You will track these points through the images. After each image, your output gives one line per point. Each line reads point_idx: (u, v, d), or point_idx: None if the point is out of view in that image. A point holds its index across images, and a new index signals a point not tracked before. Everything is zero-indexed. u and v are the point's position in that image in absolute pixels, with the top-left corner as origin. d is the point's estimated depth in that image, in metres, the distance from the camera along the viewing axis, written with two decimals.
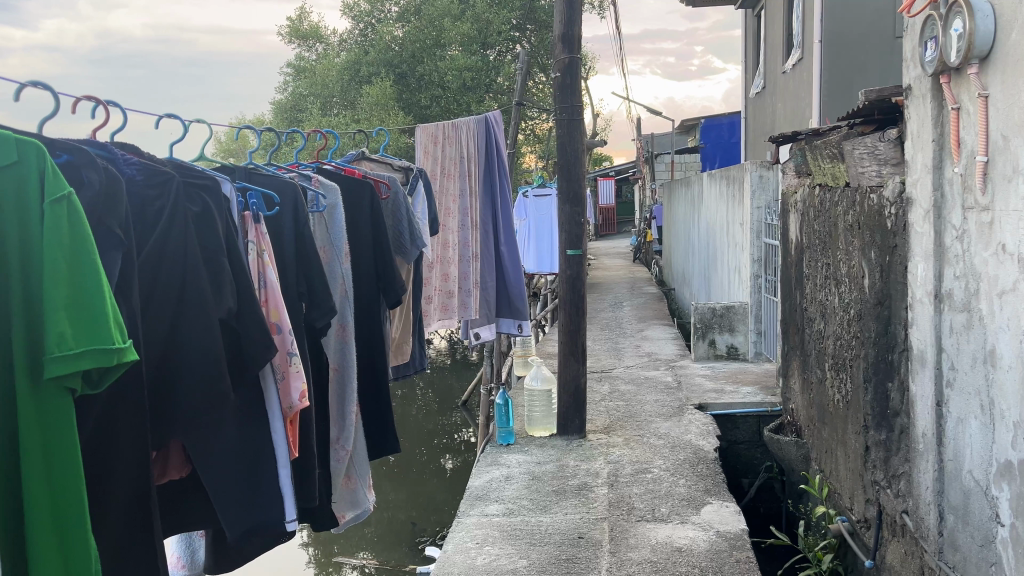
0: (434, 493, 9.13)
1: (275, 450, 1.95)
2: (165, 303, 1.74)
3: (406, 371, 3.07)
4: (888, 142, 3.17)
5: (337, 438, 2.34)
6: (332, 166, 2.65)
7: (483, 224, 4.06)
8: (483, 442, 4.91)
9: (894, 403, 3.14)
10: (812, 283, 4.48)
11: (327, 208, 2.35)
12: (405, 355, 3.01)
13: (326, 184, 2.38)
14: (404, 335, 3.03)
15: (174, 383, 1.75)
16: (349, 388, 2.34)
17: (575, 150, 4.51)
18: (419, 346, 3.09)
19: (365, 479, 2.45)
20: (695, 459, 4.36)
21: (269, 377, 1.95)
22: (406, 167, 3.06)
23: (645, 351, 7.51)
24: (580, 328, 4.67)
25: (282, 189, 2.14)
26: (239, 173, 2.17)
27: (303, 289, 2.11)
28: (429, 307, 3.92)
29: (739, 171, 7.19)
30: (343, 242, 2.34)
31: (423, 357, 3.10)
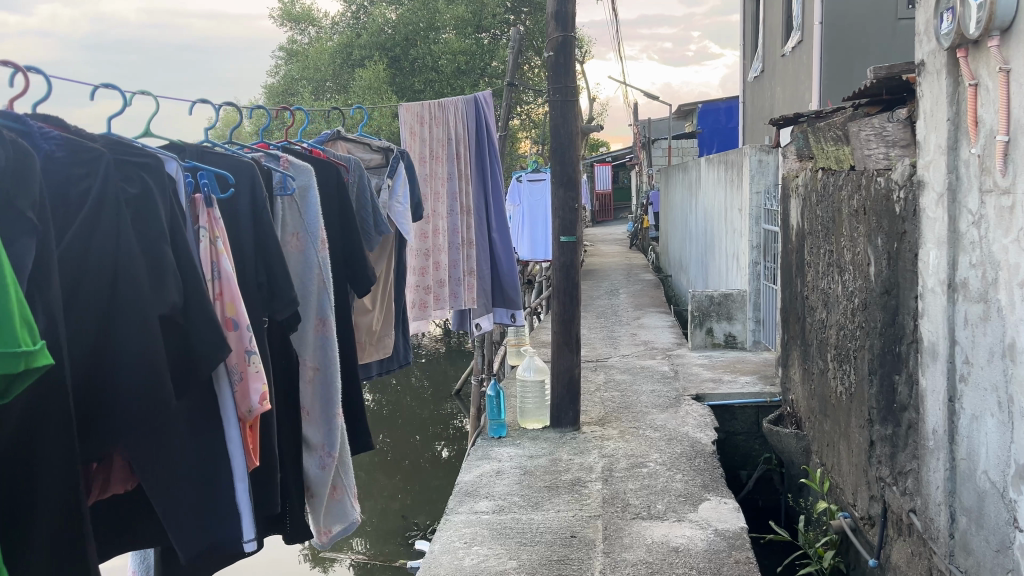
0: (428, 483, 9.00)
1: (232, 461, 1.80)
2: (96, 294, 1.58)
3: (391, 366, 2.90)
4: (896, 123, 3.01)
5: (322, 444, 2.12)
6: (298, 145, 2.44)
7: (475, 210, 3.91)
8: (473, 435, 4.76)
9: (901, 397, 2.99)
10: (813, 271, 4.33)
11: (296, 190, 2.14)
12: (389, 348, 2.83)
13: (297, 164, 2.17)
14: (385, 328, 2.83)
15: (108, 387, 1.59)
16: (334, 384, 2.15)
17: (569, 132, 4.35)
18: (403, 335, 2.95)
19: (352, 487, 2.21)
20: (694, 452, 4.22)
21: (221, 379, 1.80)
22: (385, 147, 2.90)
23: (642, 339, 7.37)
24: (574, 317, 4.52)
25: (238, 169, 1.96)
26: (190, 153, 2.01)
27: (263, 279, 1.91)
28: (426, 297, 3.72)
29: (737, 156, 7.03)
30: (318, 227, 2.11)
31: (407, 352, 2.95)
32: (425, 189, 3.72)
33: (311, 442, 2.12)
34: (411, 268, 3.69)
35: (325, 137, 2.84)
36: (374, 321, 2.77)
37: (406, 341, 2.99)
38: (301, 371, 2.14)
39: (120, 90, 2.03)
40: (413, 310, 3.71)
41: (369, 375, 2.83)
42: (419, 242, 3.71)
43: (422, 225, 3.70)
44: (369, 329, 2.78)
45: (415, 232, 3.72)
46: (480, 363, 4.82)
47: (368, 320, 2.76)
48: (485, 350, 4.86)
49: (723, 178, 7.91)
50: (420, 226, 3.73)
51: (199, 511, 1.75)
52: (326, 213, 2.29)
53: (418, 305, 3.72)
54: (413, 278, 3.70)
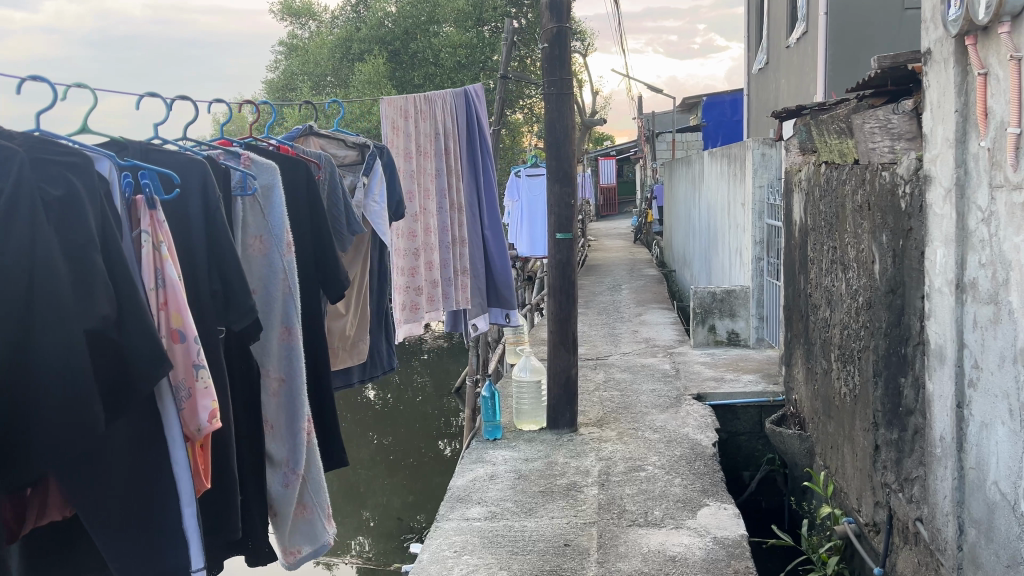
0: (429, 481, 8.91)
1: (179, 485, 1.66)
2: (11, 304, 1.42)
3: (374, 372, 2.81)
4: (901, 115, 2.89)
5: (286, 460, 2.04)
6: (266, 142, 2.32)
7: (468, 207, 3.79)
8: (468, 437, 4.66)
9: (907, 400, 2.87)
10: (816, 268, 4.21)
11: (258, 190, 2.03)
12: (364, 354, 2.72)
13: (260, 161, 2.06)
14: (360, 333, 2.73)
15: (23, 410, 1.43)
16: (301, 397, 2.04)
17: (564, 126, 4.23)
18: (387, 339, 2.87)
19: (325, 507, 2.10)
20: (693, 455, 4.10)
21: (166, 396, 1.66)
22: (361, 143, 2.79)
23: (643, 336, 7.25)
24: (571, 316, 4.41)
25: (186, 168, 1.83)
26: (131, 150, 1.86)
27: (218, 286, 1.79)
28: (418, 298, 3.57)
29: (740, 149, 6.91)
30: (283, 229, 2.01)
31: (390, 357, 2.86)
32: (414, 186, 3.56)
33: (275, 458, 2.03)
34: (400, 268, 3.53)
35: (299, 133, 2.74)
36: (347, 326, 2.67)
37: (390, 346, 2.90)
38: (265, 384, 2.04)
39: (61, 82, 1.86)
40: (404, 312, 3.55)
41: (349, 382, 2.74)
42: (408, 240, 3.55)
43: (412, 223, 3.55)
44: (343, 334, 2.67)
45: (404, 230, 3.54)
46: (475, 363, 4.71)
47: (341, 325, 2.66)
48: (480, 350, 4.75)
49: (725, 172, 7.79)
50: (408, 224, 3.56)
51: (140, 539, 1.62)
52: (295, 213, 2.19)
53: (409, 307, 3.56)
54: (402, 278, 3.53)
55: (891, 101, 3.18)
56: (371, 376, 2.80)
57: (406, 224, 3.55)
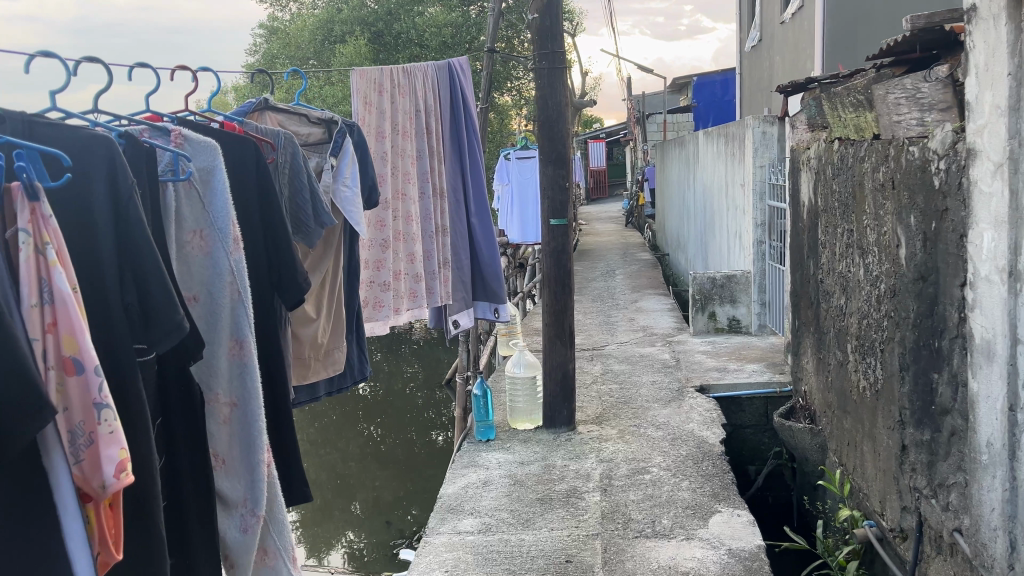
0: (421, 475, 8.65)
1: (74, 557, 1.34)
2: None
3: (344, 383, 2.55)
4: (934, 82, 2.60)
5: (243, 501, 1.77)
6: (207, 120, 2.05)
7: (451, 192, 3.50)
8: (459, 437, 4.38)
9: (941, 399, 2.60)
10: (829, 253, 3.94)
11: (195, 173, 1.71)
12: (340, 363, 2.45)
13: (194, 139, 1.74)
14: (335, 340, 2.46)
15: None
16: (257, 424, 1.76)
17: (557, 104, 3.93)
18: (357, 346, 2.59)
19: (288, 550, 1.86)
20: (701, 455, 3.83)
21: (54, 446, 1.33)
22: (327, 118, 2.51)
23: (640, 324, 6.97)
24: (567, 307, 4.12)
25: (84, 147, 1.46)
26: (12, 123, 1.48)
27: (133, 298, 1.45)
28: (383, 294, 3.20)
29: (738, 128, 6.63)
30: (227, 221, 1.71)
31: (363, 365, 2.59)
32: (387, 168, 3.24)
33: (231, 499, 1.77)
34: (365, 261, 3.18)
35: (255, 107, 2.44)
36: (318, 332, 2.39)
37: (362, 353, 2.62)
38: (213, 412, 1.76)
39: None
40: (366, 309, 3.18)
41: (317, 396, 2.45)
42: (375, 229, 3.21)
43: (382, 211, 3.21)
44: (314, 342, 2.40)
45: (372, 218, 3.20)
46: (465, 358, 4.42)
47: (311, 332, 2.38)
48: (471, 345, 4.46)
49: (722, 152, 7.51)
50: (378, 212, 3.22)
51: None
52: (244, 200, 1.89)
53: (372, 305, 3.19)
54: (366, 272, 3.18)
55: (910, 72, 2.98)
56: (340, 390, 2.53)
57: (375, 211, 3.22)
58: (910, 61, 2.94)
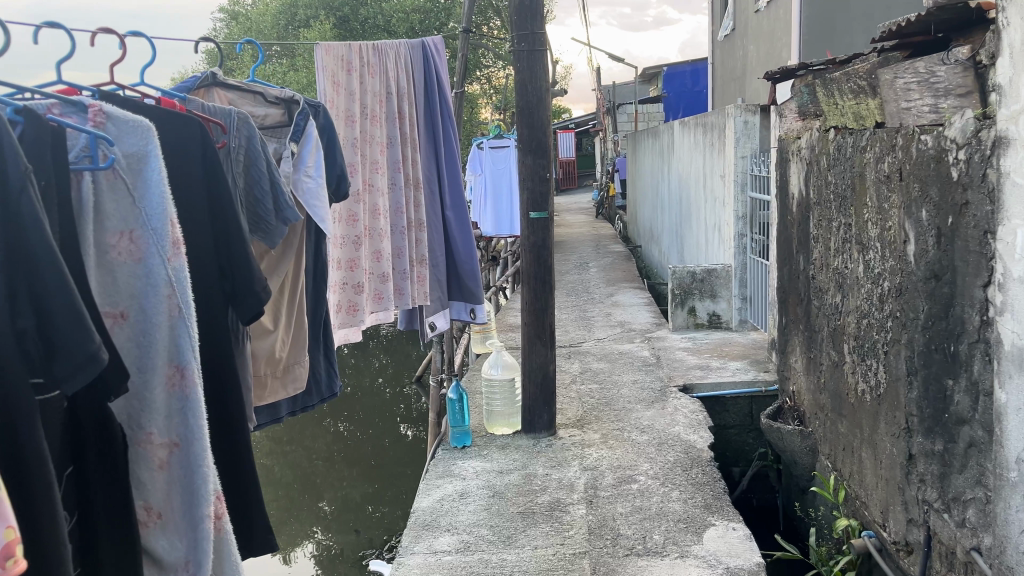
0: (392, 472, 8.40)
1: None
2: None
3: (309, 402, 2.32)
4: (951, 65, 2.41)
5: (183, 563, 1.50)
6: (142, 96, 1.79)
7: (426, 182, 3.24)
8: (432, 443, 4.13)
9: (957, 408, 2.42)
10: (822, 247, 3.75)
11: (120, 160, 1.45)
12: (301, 381, 2.21)
13: (123, 118, 1.47)
14: (294, 354, 2.22)
15: None
16: (202, 469, 1.48)
17: (536, 89, 3.68)
18: (326, 360, 2.37)
19: None
20: (689, 461, 3.63)
21: None
22: (286, 97, 2.26)
23: (617, 319, 6.77)
24: (548, 305, 3.89)
25: None
26: None
27: (29, 321, 1.19)
28: (358, 297, 2.95)
29: (718, 117, 6.45)
30: (161, 220, 1.44)
31: (333, 382, 2.38)
32: (357, 155, 2.95)
33: (168, 559, 1.50)
34: (337, 261, 2.90)
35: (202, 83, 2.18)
36: (276, 345, 2.15)
37: (332, 369, 2.40)
38: (147, 456, 1.47)
39: None
40: (340, 315, 2.92)
41: (278, 419, 2.22)
42: (346, 225, 2.93)
43: (354, 203, 2.93)
44: (271, 357, 2.14)
45: (343, 212, 2.92)
46: (439, 359, 4.17)
47: (268, 346, 2.13)
48: (445, 345, 4.21)
49: (699, 142, 7.34)
50: (348, 205, 2.94)
51: None
52: (188, 195, 1.62)
53: (346, 309, 2.93)
54: (339, 273, 2.90)
55: (911, 57, 2.85)
56: (305, 409, 2.30)
57: (345, 203, 2.93)
58: (913, 44, 2.80)
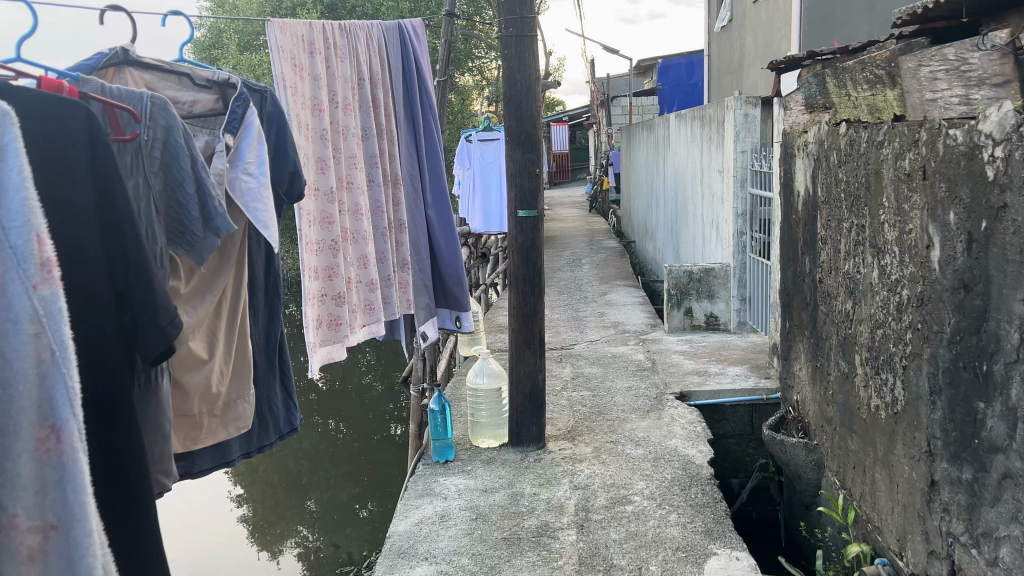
0: (382, 469, 8.15)
1: None
2: None
3: (267, 439, 2.12)
4: (986, 52, 2.16)
5: None
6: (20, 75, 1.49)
7: (408, 179, 2.97)
8: (413, 456, 3.87)
9: (989, 434, 2.19)
10: (831, 250, 3.50)
11: None
12: (246, 417, 2.01)
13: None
14: (238, 388, 2.01)
15: None
16: (86, 558, 1.22)
17: (525, 77, 3.41)
18: (282, 390, 2.18)
19: None
20: (688, 479, 3.39)
21: None
22: (221, 79, 2.01)
23: (611, 320, 6.51)
24: (537, 311, 3.63)
25: None
26: None
27: None
28: (340, 310, 2.63)
29: (716, 110, 6.19)
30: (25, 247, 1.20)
31: (291, 415, 2.18)
32: (329, 149, 2.61)
33: None
34: (315, 270, 2.58)
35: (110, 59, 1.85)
36: (212, 378, 1.93)
37: (289, 400, 2.21)
38: (11, 546, 1.20)
39: None
40: (321, 330, 2.61)
41: (229, 461, 2.02)
42: (322, 228, 2.61)
43: (330, 204, 2.62)
44: (206, 392, 1.93)
45: (318, 215, 2.59)
46: (420, 367, 3.91)
47: (202, 379, 1.92)
48: (426, 352, 3.94)
49: (697, 136, 7.08)
50: (322, 206, 2.61)
51: None
52: (71, 211, 1.35)
53: (328, 323, 2.62)
54: (318, 283, 2.58)
55: (940, 41, 2.60)
56: (262, 448, 2.10)
57: (319, 205, 2.61)
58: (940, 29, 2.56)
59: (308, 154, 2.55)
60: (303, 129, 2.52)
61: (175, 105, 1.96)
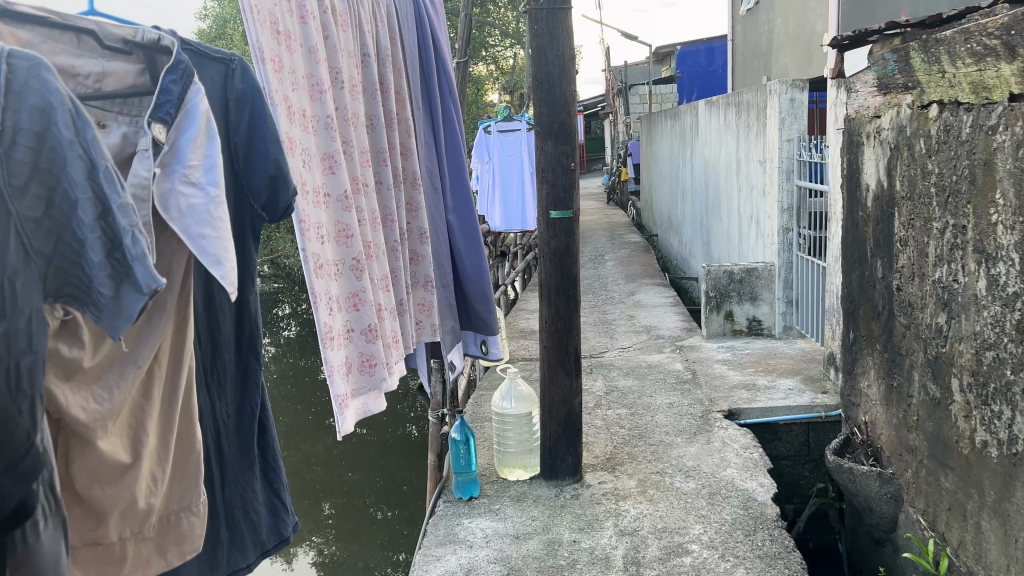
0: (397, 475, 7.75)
1: None
2: None
3: (244, 559, 1.59)
4: None
5: None
6: None
7: (430, 178, 2.53)
8: (432, 491, 3.42)
9: None
10: (914, 253, 3.02)
11: None
12: (198, 536, 1.44)
13: None
14: (182, 493, 1.43)
15: None
16: None
17: (559, 57, 2.94)
18: (265, 486, 1.65)
19: None
20: (751, 521, 2.91)
21: None
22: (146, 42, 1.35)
23: (642, 323, 6.06)
24: (572, 325, 3.17)
25: None
26: None
27: None
28: (373, 347, 2.07)
29: (755, 95, 5.69)
30: None
31: (275, 513, 1.67)
32: (337, 143, 1.99)
33: None
34: (337, 300, 1.99)
35: None
36: (140, 485, 1.35)
37: (277, 500, 1.68)
38: None
39: None
40: (352, 376, 2.04)
41: None
42: (340, 245, 2.01)
43: (346, 213, 2.01)
44: (131, 508, 1.34)
45: (331, 229, 1.98)
46: (439, 391, 3.45)
47: (123, 493, 1.32)
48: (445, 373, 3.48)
49: (732, 123, 6.58)
50: (336, 216, 2.00)
51: None
52: None
53: (361, 365, 2.06)
54: (343, 316, 2.00)
55: None
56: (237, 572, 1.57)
57: (332, 215, 2.00)
58: None
59: (312, 150, 1.92)
60: (299, 116, 1.87)
61: (73, 81, 1.29)
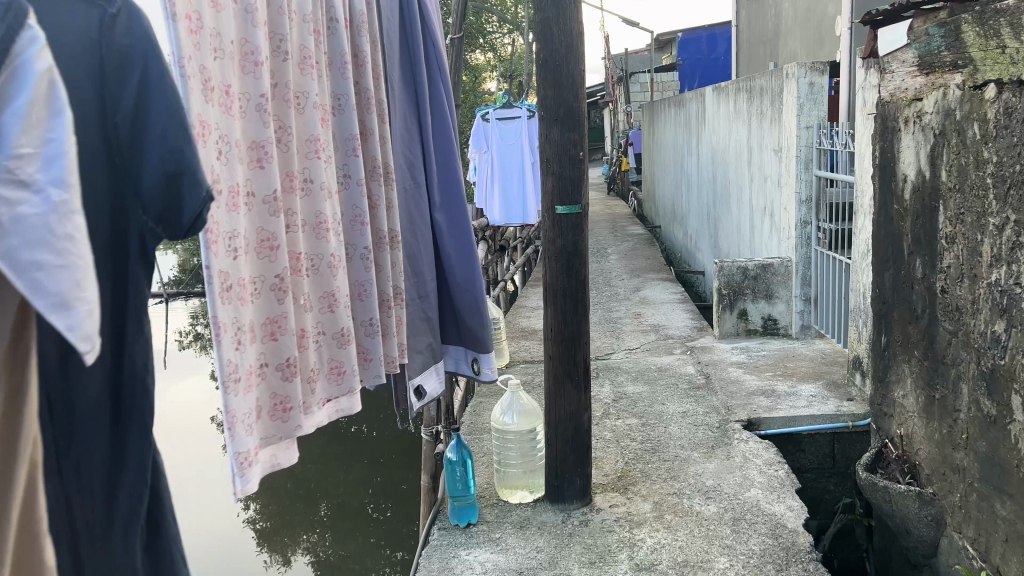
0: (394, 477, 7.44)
1: None
2: None
3: None
4: None
5: None
6: None
7: (407, 168, 2.21)
8: (425, 515, 3.10)
9: None
10: (963, 250, 2.69)
11: None
12: None
13: None
14: None
15: None
16: None
17: (566, 33, 2.61)
18: None
19: None
20: (782, 554, 2.60)
21: None
22: None
23: (650, 322, 5.73)
24: (580, 333, 2.84)
25: None
26: None
27: None
28: (288, 387, 1.73)
29: (769, 80, 5.35)
30: None
31: None
32: (270, 129, 1.66)
33: None
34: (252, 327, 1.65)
35: None
36: None
37: None
38: None
39: None
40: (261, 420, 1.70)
41: None
42: (262, 259, 1.66)
43: (271, 218, 1.67)
44: None
45: (251, 236, 1.65)
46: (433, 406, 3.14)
47: None
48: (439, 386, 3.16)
49: (743, 110, 6.24)
50: (262, 220, 1.66)
51: None
52: None
53: (273, 410, 1.71)
54: (256, 346, 1.66)
55: None
56: None
57: (256, 219, 1.65)
58: None
59: (236, 137, 1.59)
60: (221, 94, 1.54)
61: None
